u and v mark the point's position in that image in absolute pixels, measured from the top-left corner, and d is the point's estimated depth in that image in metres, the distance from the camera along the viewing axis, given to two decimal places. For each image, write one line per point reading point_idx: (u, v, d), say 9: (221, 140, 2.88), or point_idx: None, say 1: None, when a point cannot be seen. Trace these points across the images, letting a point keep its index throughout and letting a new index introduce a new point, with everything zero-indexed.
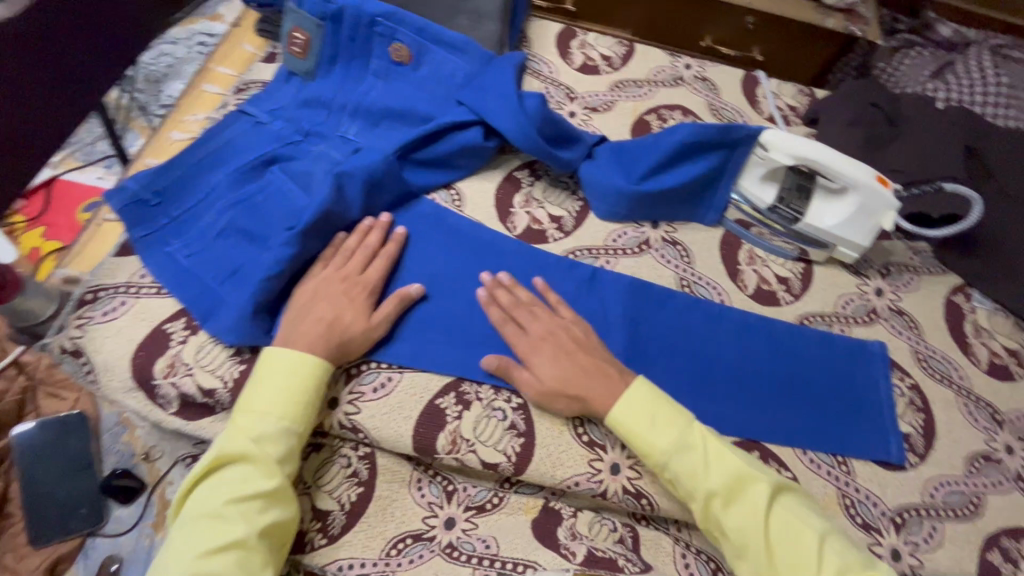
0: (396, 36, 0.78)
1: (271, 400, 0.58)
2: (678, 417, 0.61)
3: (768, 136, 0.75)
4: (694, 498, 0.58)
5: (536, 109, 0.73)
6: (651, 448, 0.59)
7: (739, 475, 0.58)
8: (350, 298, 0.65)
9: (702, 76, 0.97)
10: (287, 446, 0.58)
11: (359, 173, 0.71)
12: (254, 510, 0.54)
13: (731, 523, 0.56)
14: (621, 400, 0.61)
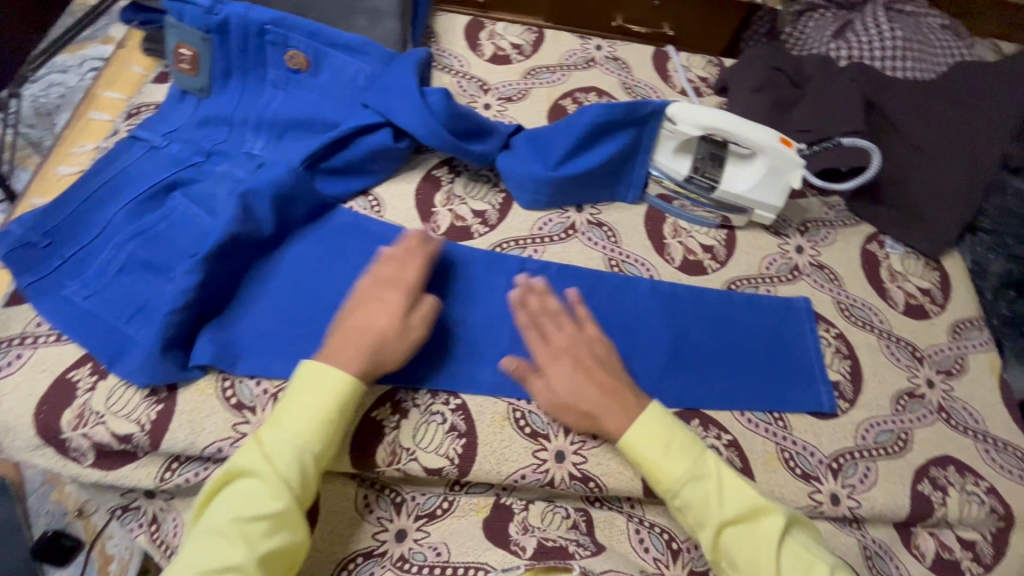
0: (289, 43, 0.75)
1: (287, 416, 0.56)
2: (694, 448, 0.60)
3: (674, 109, 0.75)
4: (705, 529, 0.57)
5: (441, 105, 0.72)
6: (664, 474, 0.59)
7: (756, 507, 0.57)
8: (388, 304, 0.62)
9: (613, 55, 0.98)
10: (302, 466, 0.54)
11: (265, 190, 0.68)
12: (258, 532, 0.51)
13: (741, 555, 0.56)
14: (633, 428, 0.60)
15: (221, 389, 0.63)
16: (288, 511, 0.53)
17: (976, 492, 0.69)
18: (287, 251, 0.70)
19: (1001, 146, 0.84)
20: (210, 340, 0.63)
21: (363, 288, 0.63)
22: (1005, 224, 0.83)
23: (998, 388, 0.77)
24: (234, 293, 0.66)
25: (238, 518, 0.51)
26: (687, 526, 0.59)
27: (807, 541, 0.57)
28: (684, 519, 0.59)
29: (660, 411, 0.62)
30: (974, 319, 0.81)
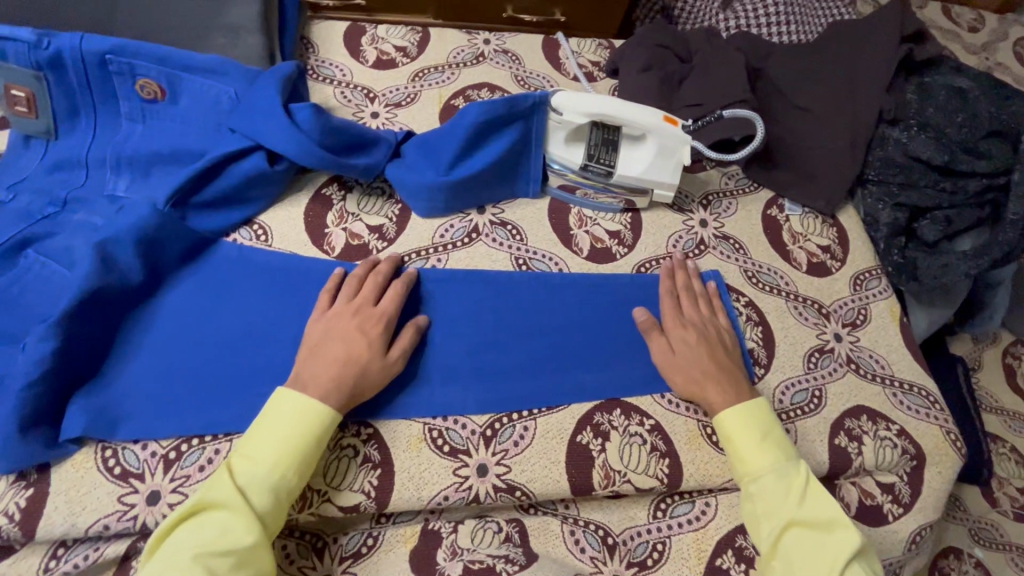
0: (137, 71, 0.69)
1: (267, 447, 0.55)
2: (789, 450, 0.63)
3: (557, 99, 0.75)
4: (773, 521, 0.59)
5: (311, 121, 0.69)
6: (749, 459, 0.62)
7: (836, 519, 0.58)
8: (364, 331, 0.62)
9: (503, 47, 0.94)
10: (275, 499, 0.54)
11: (125, 236, 0.62)
12: (223, 567, 0.49)
13: (800, 557, 0.57)
14: (733, 409, 0.65)
15: (100, 459, 0.57)
16: (258, 546, 0.52)
17: (888, 437, 0.71)
18: (163, 297, 0.65)
19: (879, 99, 0.86)
20: (81, 408, 0.57)
21: (337, 316, 0.63)
22: (889, 173, 0.85)
23: (899, 332, 0.80)
24: (106, 352, 0.61)
25: (204, 552, 0.49)
26: (752, 522, 0.61)
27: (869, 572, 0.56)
28: (752, 512, 0.61)
29: (764, 409, 0.65)
30: (872, 269, 0.84)
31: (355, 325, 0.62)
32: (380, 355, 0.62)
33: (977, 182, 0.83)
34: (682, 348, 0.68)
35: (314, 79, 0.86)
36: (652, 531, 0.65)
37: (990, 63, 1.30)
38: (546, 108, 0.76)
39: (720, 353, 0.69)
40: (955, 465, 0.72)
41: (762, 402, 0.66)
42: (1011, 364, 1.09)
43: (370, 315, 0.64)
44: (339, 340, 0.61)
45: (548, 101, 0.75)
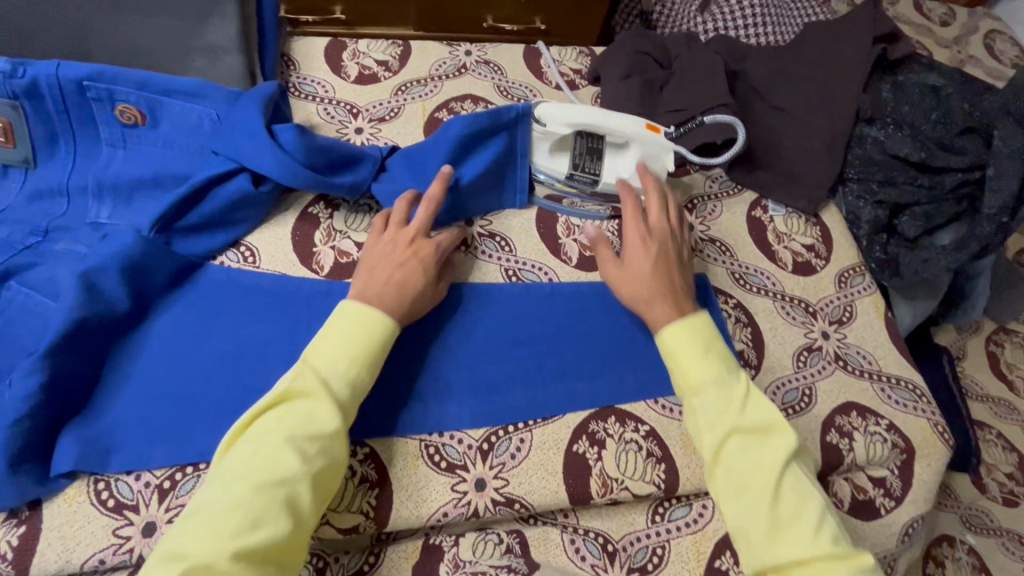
0: (116, 96, 0.68)
1: (340, 346, 0.58)
2: (729, 362, 0.63)
3: (539, 109, 0.76)
4: (715, 431, 0.58)
5: (295, 143, 0.69)
6: (691, 372, 0.61)
7: (775, 425, 0.59)
8: (419, 256, 0.66)
9: (484, 58, 0.95)
10: (350, 393, 0.57)
11: (109, 264, 0.61)
12: (311, 448, 0.53)
13: (739, 461, 0.57)
14: (675, 321, 0.64)
15: (92, 492, 0.57)
16: (338, 433, 0.55)
17: (878, 431, 0.72)
18: (151, 324, 0.64)
19: (856, 98, 0.88)
20: (72, 442, 0.57)
21: (395, 238, 0.67)
22: (869, 170, 0.87)
23: (885, 327, 0.81)
24: (95, 383, 0.60)
25: (292, 435, 0.53)
26: (695, 433, 0.60)
27: (805, 473, 0.58)
28: (694, 423, 0.60)
29: (705, 321, 0.65)
30: (856, 266, 0.85)
31: (403, 256, 0.66)
32: (433, 283, 0.67)
33: (953, 178, 0.84)
34: (633, 262, 0.69)
35: (296, 97, 0.86)
36: (651, 536, 0.66)
37: (963, 56, 1.33)
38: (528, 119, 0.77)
39: (672, 265, 0.69)
40: (943, 456, 0.73)
41: (703, 314, 0.65)
42: (994, 351, 1.11)
43: (424, 245, 0.67)
44: (394, 264, 0.65)
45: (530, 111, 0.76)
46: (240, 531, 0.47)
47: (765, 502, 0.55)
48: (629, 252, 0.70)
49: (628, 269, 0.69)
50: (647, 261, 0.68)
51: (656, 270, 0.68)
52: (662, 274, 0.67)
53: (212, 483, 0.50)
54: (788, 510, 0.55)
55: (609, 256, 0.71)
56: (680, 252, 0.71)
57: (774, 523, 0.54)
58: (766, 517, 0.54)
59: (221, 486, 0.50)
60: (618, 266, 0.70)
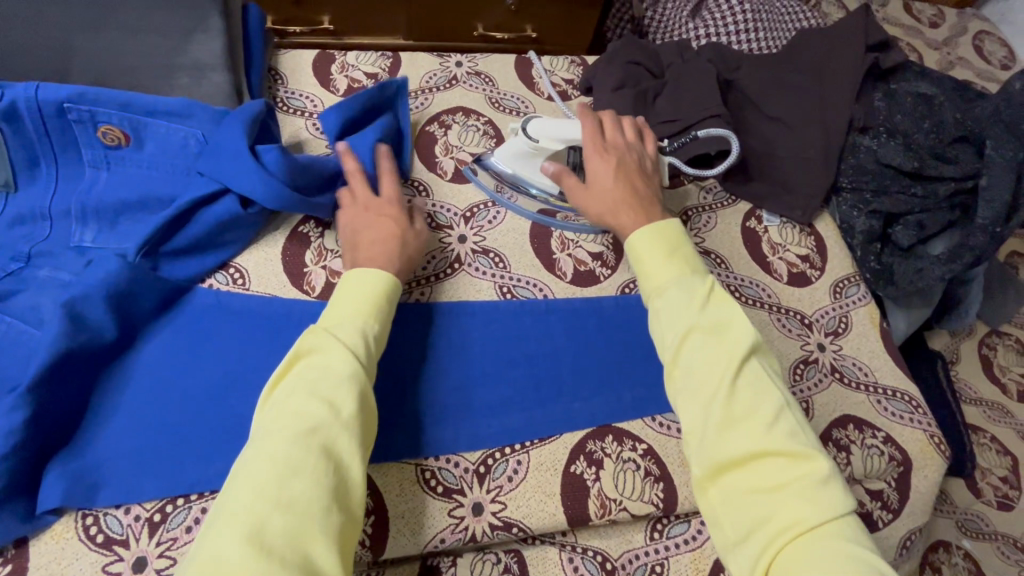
0: (99, 118, 0.67)
1: (347, 309, 0.58)
2: (695, 269, 0.61)
3: (532, 125, 0.77)
4: (674, 329, 0.55)
5: (278, 163, 0.67)
6: (655, 276, 0.60)
7: (736, 321, 0.55)
8: (385, 215, 0.69)
9: (475, 69, 0.94)
10: (365, 343, 0.56)
11: (93, 292, 0.60)
12: (337, 394, 0.51)
13: (696, 357, 0.53)
14: (642, 230, 0.64)
15: (81, 527, 0.56)
16: (360, 375, 0.53)
17: (875, 444, 0.72)
18: (139, 351, 0.63)
19: (848, 107, 0.88)
20: (58, 477, 0.55)
21: (356, 209, 0.69)
22: (863, 179, 0.86)
23: (879, 338, 0.81)
24: (81, 415, 0.59)
25: (315, 387, 0.51)
26: (657, 338, 0.58)
27: (766, 369, 0.53)
28: (656, 325, 0.58)
29: (671, 229, 0.64)
30: (852, 276, 0.84)
31: (377, 216, 0.68)
32: (411, 228, 0.69)
33: (946, 187, 0.85)
34: (597, 180, 0.69)
35: (284, 112, 0.84)
36: (650, 554, 0.65)
37: (952, 58, 1.33)
38: (521, 135, 0.77)
39: (633, 174, 0.70)
40: (940, 467, 0.73)
41: (676, 223, 0.65)
42: (986, 354, 1.12)
43: (385, 206, 0.70)
44: (375, 225, 0.67)
45: (522, 128, 0.77)
46: (280, 478, 0.44)
47: (717, 394, 0.51)
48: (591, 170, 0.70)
49: (591, 192, 0.69)
50: (609, 176, 0.69)
51: (618, 184, 0.68)
52: (625, 182, 0.68)
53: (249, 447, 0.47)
54: (744, 403, 0.50)
55: (573, 181, 0.72)
56: (639, 157, 0.73)
57: (728, 415, 0.50)
58: (719, 412, 0.50)
59: (256, 447, 0.47)
60: (582, 188, 0.70)
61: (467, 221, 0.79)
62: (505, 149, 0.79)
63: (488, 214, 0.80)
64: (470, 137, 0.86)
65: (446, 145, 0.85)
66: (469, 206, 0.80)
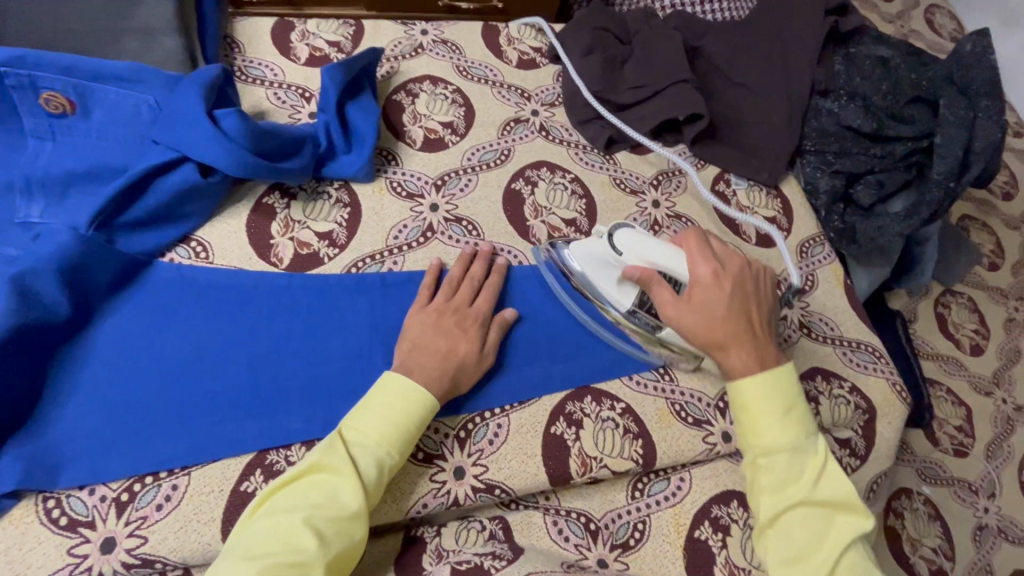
0: (40, 83, 0.63)
1: (375, 421, 0.56)
2: (807, 425, 0.59)
3: (621, 238, 0.66)
4: (781, 499, 0.56)
5: (238, 128, 0.65)
6: (764, 434, 0.57)
7: (848, 503, 0.55)
8: (463, 329, 0.64)
9: (441, 37, 0.91)
10: (380, 472, 0.54)
11: (44, 267, 0.57)
12: (331, 531, 0.50)
13: (797, 526, 0.55)
14: (756, 376, 0.59)
15: (42, 511, 0.53)
16: (362, 515, 0.52)
17: (842, 394, 0.75)
18: (98, 327, 0.60)
19: (809, 72, 0.90)
20: (17, 458, 0.53)
21: (438, 318, 0.64)
22: (825, 142, 0.89)
23: (844, 294, 0.83)
24: (36, 394, 0.56)
25: (315, 514, 0.50)
26: (754, 490, 0.58)
27: (869, 552, 0.55)
28: (757, 483, 0.57)
29: (786, 371, 0.60)
30: (816, 236, 0.87)
31: (455, 326, 0.64)
32: (478, 351, 0.64)
33: (903, 147, 0.87)
34: (703, 299, 0.61)
35: (242, 81, 0.81)
36: (632, 512, 0.66)
37: (905, 30, 1.37)
38: (604, 241, 0.68)
39: (748, 306, 0.62)
40: (902, 413, 0.76)
41: (788, 368, 0.60)
42: (942, 312, 1.16)
43: (467, 316, 0.65)
44: (438, 333, 0.63)
45: (608, 237, 0.67)
46: None
47: (822, 571, 0.52)
48: (695, 288, 0.61)
49: (690, 310, 0.61)
50: (719, 300, 0.61)
51: (732, 313, 0.60)
52: (738, 311, 0.61)
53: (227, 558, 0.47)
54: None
55: (666, 292, 0.62)
56: (759, 289, 0.64)
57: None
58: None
59: (235, 560, 0.47)
60: (675, 303, 0.62)
61: (438, 189, 0.78)
62: (585, 250, 0.70)
63: (459, 182, 0.79)
64: (438, 106, 0.84)
65: (414, 114, 0.83)
66: (440, 175, 0.79)
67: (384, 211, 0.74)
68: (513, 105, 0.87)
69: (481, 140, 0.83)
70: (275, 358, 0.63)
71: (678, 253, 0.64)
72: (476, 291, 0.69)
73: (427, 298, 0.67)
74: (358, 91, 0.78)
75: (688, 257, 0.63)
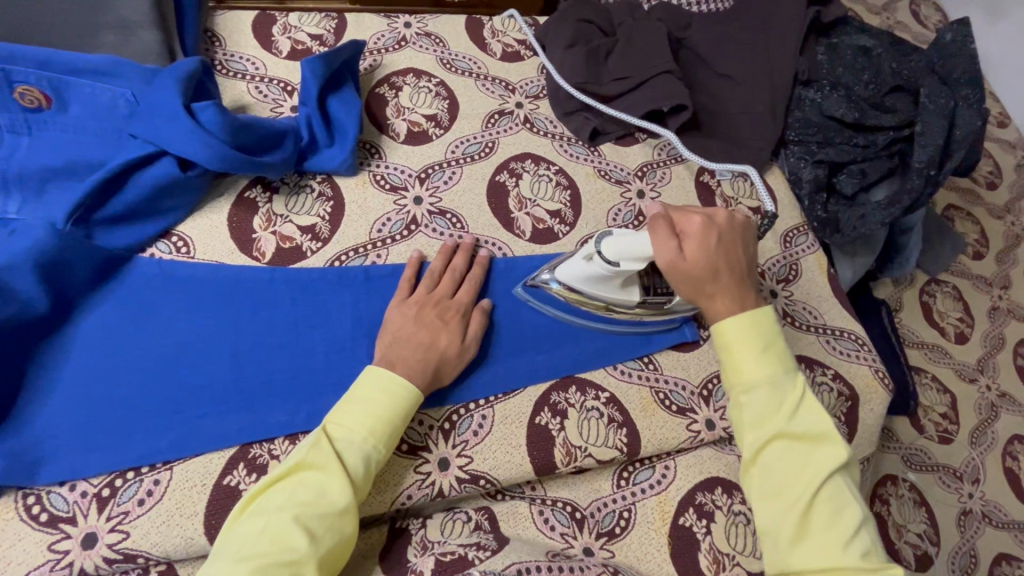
0: (15, 78, 0.63)
1: (358, 416, 0.55)
2: (786, 361, 0.60)
3: (614, 252, 0.63)
4: (760, 433, 0.57)
5: (216, 121, 0.64)
6: (744, 371, 0.59)
7: (827, 434, 0.56)
8: (445, 321, 0.64)
9: (425, 30, 0.91)
10: (367, 466, 0.54)
11: (20, 261, 0.56)
12: (321, 528, 0.50)
13: (775, 458, 0.56)
14: (736, 316, 0.60)
15: (22, 507, 0.53)
16: (352, 510, 0.52)
17: (825, 381, 0.76)
18: (77, 324, 0.60)
19: (791, 61, 0.90)
20: None
21: (420, 310, 0.64)
22: (808, 132, 0.89)
23: (828, 283, 0.84)
24: (15, 391, 0.56)
25: (304, 511, 0.50)
26: (737, 428, 0.59)
27: (849, 485, 0.55)
28: (738, 421, 0.58)
29: (766, 313, 0.61)
30: (801, 225, 0.87)
31: (438, 318, 0.64)
32: (460, 342, 0.64)
33: (885, 136, 0.88)
34: (697, 248, 0.61)
35: (224, 75, 0.80)
36: (618, 500, 0.66)
37: (891, 22, 1.38)
38: (597, 259, 0.64)
39: (734, 254, 0.63)
40: (884, 399, 0.77)
41: (766, 308, 0.61)
42: (927, 301, 1.17)
43: (449, 307, 0.66)
44: (420, 325, 0.63)
45: (598, 253, 0.64)
46: None
47: (798, 505, 0.54)
48: (691, 239, 0.61)
49: (689, 261, 0.61)
50: (711, 248, 0.61)
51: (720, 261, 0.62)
52: (723, 257, 0.62)
53: (217, 561, 0.47)
54: (821, 520, 0.53)
55: (672, 243, 0.61)
56: (744, 241, 0.65)
57: (802, 528, 0.53)
58: (794, 523, 0.53)
59: (226, 562, 0.46)
60: (678, 254, 0.61)
61: (422, 181, 0.77)
62: (575, 268, 0.67)
63: (443, 174, 0.79)
64: (422, 98, 0.84)
65: (398, 107, 0.83)
66: (424, 167, 0.79)
67: (368, 204, 0.74)
68: (497, 97, 0.87)
69: (465, 133, 0.83)
70: (257, 352, 0.62)
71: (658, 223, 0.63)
72: (458, 283, 0.69)
73: (408, 291, 0.67)
74: (340, 84, 0.78)
75: (677, 213, 0.64)
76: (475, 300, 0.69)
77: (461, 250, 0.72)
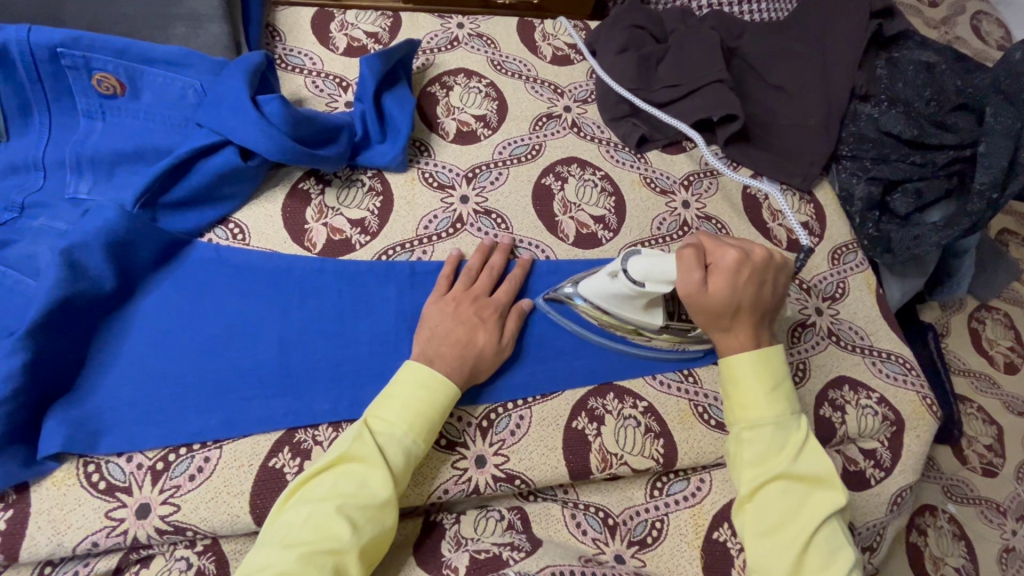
0: (93, 65, 0.66)
1: (397, 411, 0.56)
2: (793, 404, 0.61)
3: (642, 272, 0.60)
4: (761, 471, 0.57)
5: (280, 114, 0.66)
6: (749, 408, 0.60)
7: (825, 479, 0.57)
8: (483, 319, 0.65)
9: (477, 31, 0.92)
10: (407, 458, 0.55)
11: (92, 239, 0.59)
12: (363, 518, 0.51)
13: (772, 497, 0.56)
14: (748, 352, 0.61)
15: (82, 474, 0.55)
16: (392, 503, 0.53)
17: (869, 405, 0.74)
18: (137, 302, 0.63)
19: (848, 74, 0.88)
20: (59, 424, 0.55)
21: (458, 307, 0.65)
22: (863, 147, 0.87)
23: (875, 303, 0.82)
24: (77, 364, 0.58)
25: (345, 503, 0.51)
26: (736, 463, 0.59)
27: (844, 534, 0.56)
28: (738, 457, 0.59)
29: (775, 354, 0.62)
30: (850, 243, 0.86)
31: (474, 314, 0.65)
32: (496, 340, 0.64)
33: (944, 155, 0.85)
34: (726, 284, 0.61)
35: (283, 69, 0.83)
36: (650, 510, 0.66)
37: (950, 36, 1.32)
38: (622, 278, 0.61)
39: (762, 294, 0.63)
40: (931, 427, 0.74)
41: (778, 348, 0.63)
42: (976, 328, 1.13)
43: (488, 305, 0.66)
44: (457, 321, 0.64)
45: (624, 272, 0.61)
46: None
47: (795, 544, 0.54)
48: (719, 273, 0.61)
49: (710, 294, 0.60)
50: (741, 286, 0.61)
51: (740, 286, 0.61)
52: (749, 296, 0.62)
53: (267, 546, 0.49)
54: (816, 561, 0.53)
55: (696, 274, 0.60)
56: (777, 277, 0.64)
57: (796, 569, 0.53)
58: (790, 562, 0.53)
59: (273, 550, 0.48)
60: (702, 287, 0.60)
61: (469, 181, 0.78)
62: (598, 285, 0.64)
63: (490, 175, 0.79)
64: (472, 99, 0.85)
65: (448, 107, 0.84)
66: (471, 167, 0.79)
67: (417, 200, 0.75)
68: (546, 100, 0.87)
69: (513, 134, 0.83)
70: (305, 339, 0.64)
71: (683, 253, 0.61)
72: (496, 282, 0.69)
73: (446, 287, 0.68)
74: (394, 82, 0.79)
75: (710, 244, 0.63)
76: (513, 300, 0.69)
77: (501, 246, 0.73)
